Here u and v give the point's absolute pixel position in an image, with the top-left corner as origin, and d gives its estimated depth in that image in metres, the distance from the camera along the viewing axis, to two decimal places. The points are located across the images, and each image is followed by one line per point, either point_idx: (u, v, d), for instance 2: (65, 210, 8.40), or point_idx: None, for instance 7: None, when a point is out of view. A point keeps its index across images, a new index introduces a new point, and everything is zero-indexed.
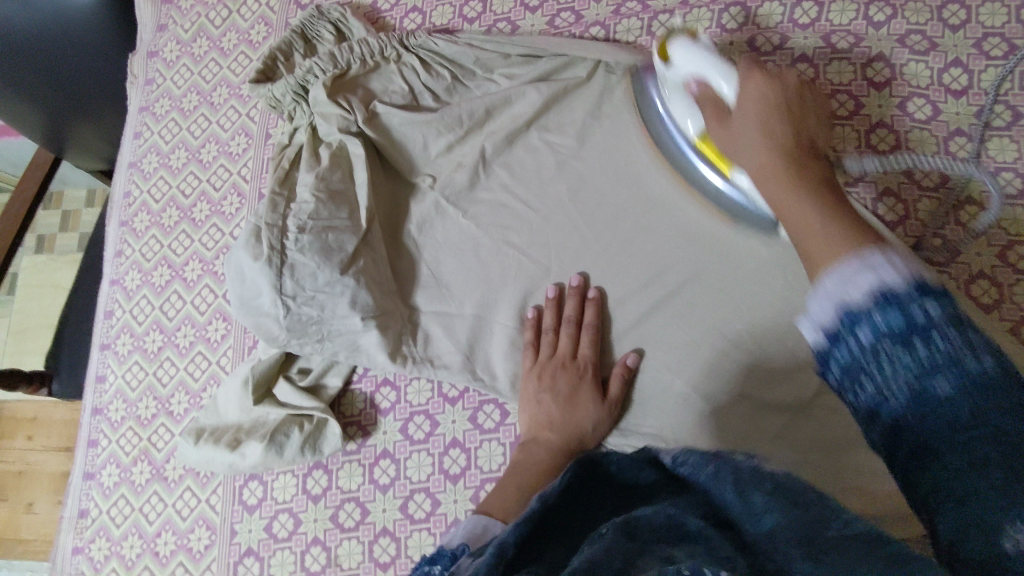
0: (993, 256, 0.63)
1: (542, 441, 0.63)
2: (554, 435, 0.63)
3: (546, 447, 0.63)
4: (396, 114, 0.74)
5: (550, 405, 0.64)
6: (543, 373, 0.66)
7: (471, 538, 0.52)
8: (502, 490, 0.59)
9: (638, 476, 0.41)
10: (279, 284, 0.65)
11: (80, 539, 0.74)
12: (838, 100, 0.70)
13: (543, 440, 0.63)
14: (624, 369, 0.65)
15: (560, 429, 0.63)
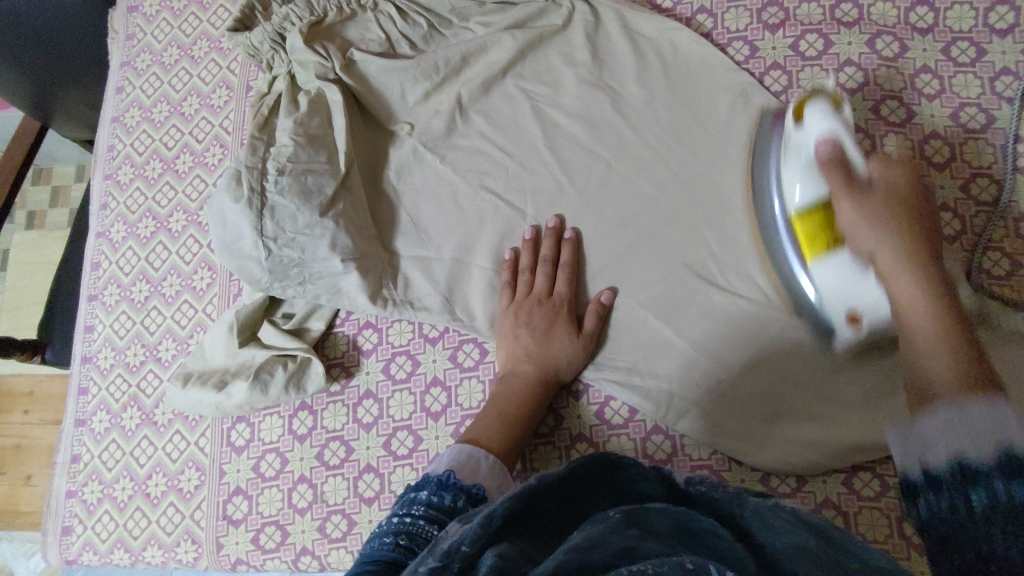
0: (957, 188, 0.65)
1: (519, 373, 0.65)
2: (531, 369, 0.65)
3: (523, 381, 0.65)
4: (373, 61, 0.75)
5: (526, 339, 0.66)
6: (520, 310, 0.68)
7: (455, 465, 0.55)
8: (482, 422, 0.62)
9: (647, 489, 0.50)
10: (260, 226, 0.67)
11: (72, 483, 0.76)
12: (809, 39, 0.72)
13: (521, 373, 0.65)
14: (598, 304, 0.67)
15: (537, 363, 0.65)
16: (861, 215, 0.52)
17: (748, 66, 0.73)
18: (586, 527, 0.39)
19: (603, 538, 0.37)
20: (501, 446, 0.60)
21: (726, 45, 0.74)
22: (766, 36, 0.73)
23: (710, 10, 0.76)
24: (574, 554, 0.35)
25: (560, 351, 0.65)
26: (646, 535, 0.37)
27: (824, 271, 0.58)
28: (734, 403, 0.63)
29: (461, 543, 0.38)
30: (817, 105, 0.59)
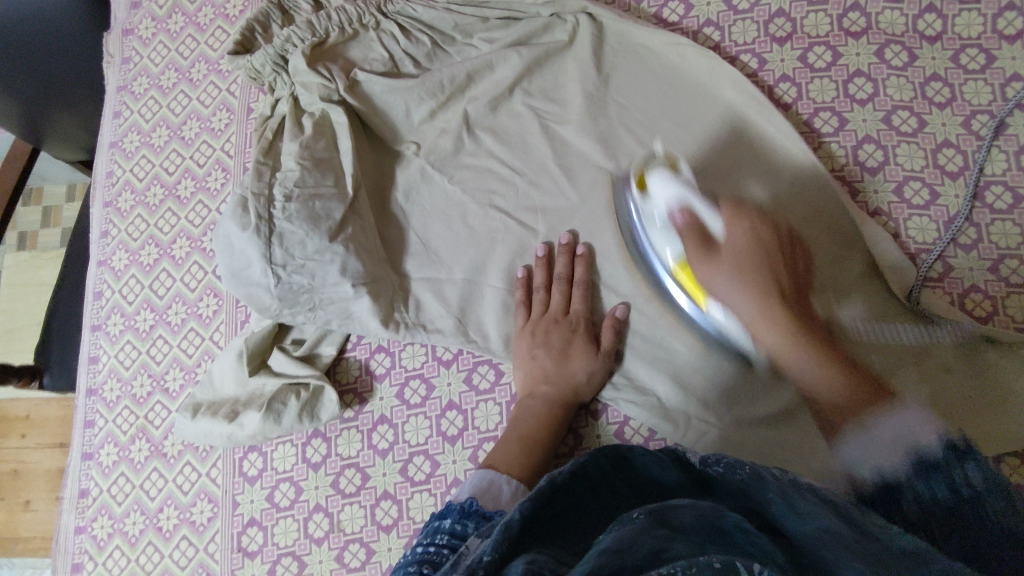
0: (970, 196, 0.65)
1: (538, 395, 0.64)
2: (547, 388, 0.64)
3: (540, 400, 0.64)
4: (378, 81, 0.74)
5: (543, 359, 0.65)
6: (536, 329, 0.67)
7: (476, 492, 0.55)
8: (504, 447, 0.61)
9: (661, 475, 0.50)
10: (268, 253, 0.66)
11: (81, 518, 0.74)
12: (817, 50, 0.71)
13: (540, 394, 0.64)
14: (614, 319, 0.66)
15: (553, 381, 0.64)
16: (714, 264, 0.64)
17: (758, 78, 0.73)
18: (614, 529, 0.38)
19: (633, 539, 0.35)
20: (526, 473, 0.59)
21: (734, 57, 0.74)
22: (773, 48, 0.73)
23: (716, 23, 0.75)
24: (607, 555, 0.34)
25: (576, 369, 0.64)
26: (675, 534, 0.36)
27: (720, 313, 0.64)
28: (752, 424, 0.63)
29: (482, 554, 0.36)
30: (656, 175, 0.67)
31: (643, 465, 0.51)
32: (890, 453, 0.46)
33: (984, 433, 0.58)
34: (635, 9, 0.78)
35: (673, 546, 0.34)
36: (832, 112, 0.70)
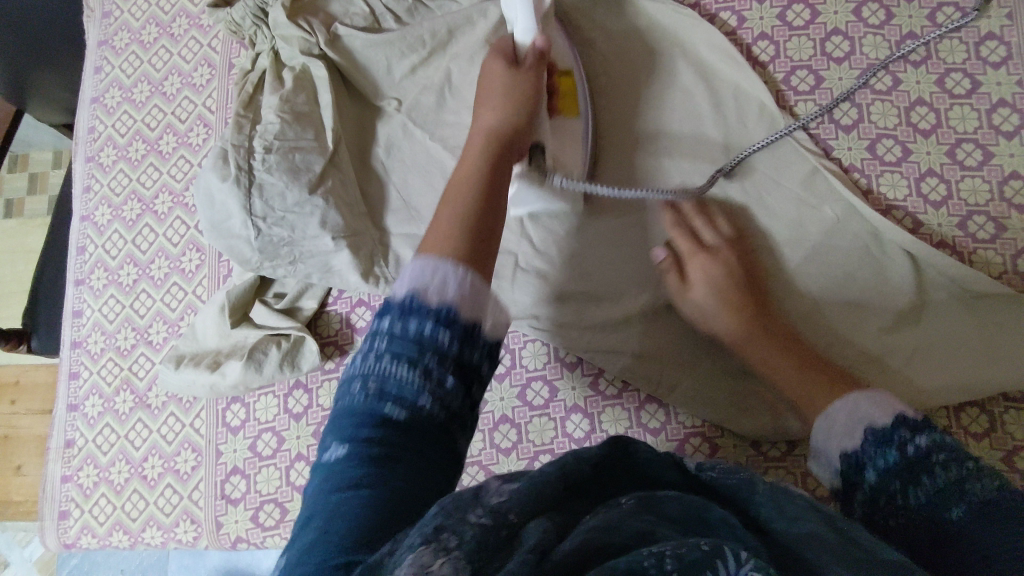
0: (941, 154, 0.66)
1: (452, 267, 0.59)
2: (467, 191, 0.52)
3: (453, 215, 0.50)
4: (359, 37, 0.73)
5: None
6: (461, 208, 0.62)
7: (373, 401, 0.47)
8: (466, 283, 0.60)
9: (662, 472, 0.47)
10: (248, 205, 0.66)
11: (67, 467, 0.75)
12: (796, 8, 0.72)
13: None
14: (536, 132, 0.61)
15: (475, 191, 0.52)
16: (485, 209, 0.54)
17: (737, 36, 0.73)
18: (598, 512, 0.39)
19: (616, 522, 0.37)
20: None
21: (714, 15, 0.74)
22: (753, 6, 0.73)
23: None
24: (594, 531, 0.36)
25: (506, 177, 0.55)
26: (661, 519, 0.37)
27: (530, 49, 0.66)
28: (726, 377, 0.65)
29: None
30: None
31: (643, 461, 0.48)
32: (848, 436, 0.52)
33: (959, 379, 0.61)
34: None
35: (658, 531, 0.36)
36: (810, 70, 0.70)
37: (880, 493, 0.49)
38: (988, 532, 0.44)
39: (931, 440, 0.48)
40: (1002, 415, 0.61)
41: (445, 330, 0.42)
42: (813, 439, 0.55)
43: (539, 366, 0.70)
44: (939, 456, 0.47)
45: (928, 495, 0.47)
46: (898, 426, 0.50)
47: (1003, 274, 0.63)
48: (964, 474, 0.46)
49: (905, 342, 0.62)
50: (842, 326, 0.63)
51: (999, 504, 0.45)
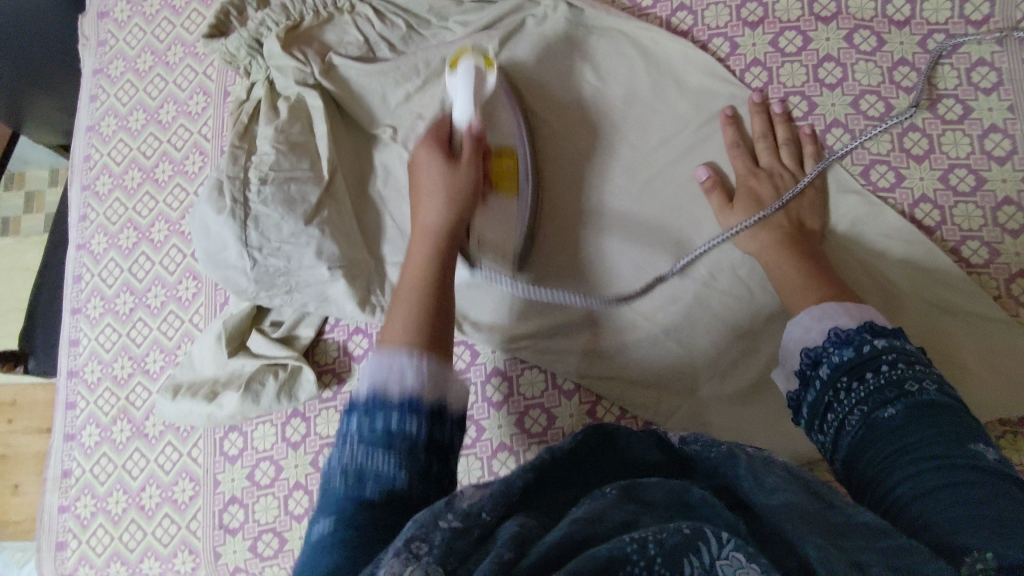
0: (934, 179, 0.67)
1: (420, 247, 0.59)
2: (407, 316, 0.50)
3: (398, 332, 0.48)
4: (354, 67, 0.74)
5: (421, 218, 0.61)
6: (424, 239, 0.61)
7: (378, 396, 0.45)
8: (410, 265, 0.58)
9: (644, 454, 0.47)
10: (244, 236, 0.67)
11: (64, 498, 0.75)
12: (788, 34, 0.72)
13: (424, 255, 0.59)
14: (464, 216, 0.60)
15: (421, 292, 0.53)
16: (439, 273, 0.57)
17: (729, 63, 0.73)
18: (583, 502, 0.38)
19: (604, 508, 0.37)
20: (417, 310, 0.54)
21: (706, 42, 0.75)
22: (745, 32, 0.73)
23: (689, 7, 0.75)
24: (579, 522, 0.35)
25: (433, 271, 0.55)
26: (642, 509, 0.37)
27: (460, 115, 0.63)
28: (725, 403, 0.66)
29: (484, 513, 0.37)
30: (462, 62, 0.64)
31: (626, 444, 0.46)
32: (814, 335, 0.53)
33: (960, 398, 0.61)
34: None
35: (641, 520, 0.36)
36: (802, 96, 0.71)
37: (831, 388, 0.49)
38: (935, 426, 0.42)
39: (889, 344, 0.48)
40: (998, 439, 0.61)
41: (411, 417, 0.42)
42: (783, 342, 0.57)
43: (535, 394, 0.69)
44: (888, 358, 0.47)
45: (868, 392, 0.46)
46: (864, 331, 0.50)
47: (997, 299, 0.64)
48: (905, 374, 0.45)
49: None
50: None
51: (937, 405, 0.43)
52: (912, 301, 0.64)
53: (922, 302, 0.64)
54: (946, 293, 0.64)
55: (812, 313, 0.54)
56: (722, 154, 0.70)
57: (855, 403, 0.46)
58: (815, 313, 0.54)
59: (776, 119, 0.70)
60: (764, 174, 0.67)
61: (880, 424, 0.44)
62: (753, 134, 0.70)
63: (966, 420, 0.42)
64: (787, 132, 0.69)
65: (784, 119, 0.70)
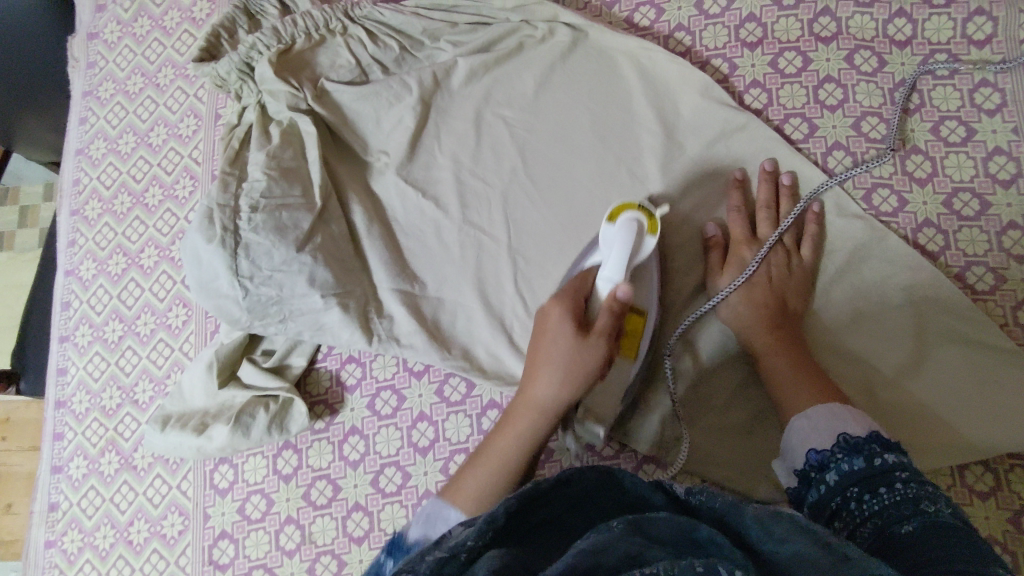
0: (938, 204, 0.65)
1: (551, 328, 0.57)
2: (485, 471, 0.54)
3: (500, 449, 0.55)
4: (346, 91, 0.73)
5: (555, 348, 0.56)
6: (545, 328, 0.58)
7: None
8: (546, 351, 0.57)
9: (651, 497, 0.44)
10: (235, 266, 0.65)
11: (51, 532, 0.73)
12: (788, 55, 0.71)
13: (541, 379, 0.56)
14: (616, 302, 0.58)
15: (557, 374, 0.56)
16: (573, 351, 0.56)
17: (728, 85, 0.72)
18: (589, 535, 0.36)
19: (606, 541, 0.35)
20: (551, 392, 0.56)
21: (705, 63, 0.73)
22: (744, 53, 0.72)
23: (687, 27, 0.74)
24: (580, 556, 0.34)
25: (582, 363, 0.55)
26: (651, 543, 0.35)
27: (615, 232, 0.60)
28: (728, 431, 0.64)
29: (466, 539, 0.39)
30: (628, 217, 0.60)
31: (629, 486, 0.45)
32: (823, 437, 0.53)
33: (961, 449, 0.60)
34: (606, 13, 0.77)
35: (648, 555, 0.34)
36: (803, 118, 0.70)
37: (840, 494, 0.49)
38: (941, 542, 0.41)
39: (898, 458, 0.48)
40: (1008, 474, 0.59)
41: None
42: (787, 437, 0.56)
43: None
44: (902, 474, 0.47)
45: (882, 506, 0.46)
46: (873, 441, 0.50)
47: (1004, 327, 0.62)
48: (920, 494, 0.45)
49: (907, 403, 0.62)
50: (872, 361, 0.63)
51: (952, 526, 0.42)
52: (927, 349, 0.62)
53: (938, 348, 0.62)
54: (959, 340, 0.62)
55: (817, 413, 0.54)
56: (724, 214, 0.69)
57: (869, 513, 0.46)
58: (825, 411, 0.54)
59: (783, 190, 0.67)
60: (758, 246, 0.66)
61: (897, 539, 0.43)
62: (757, 200, 0.68)
63: (978, 543, 0.40)
64: (791, 208, 0.67)
65: (792, 191, 0.67)
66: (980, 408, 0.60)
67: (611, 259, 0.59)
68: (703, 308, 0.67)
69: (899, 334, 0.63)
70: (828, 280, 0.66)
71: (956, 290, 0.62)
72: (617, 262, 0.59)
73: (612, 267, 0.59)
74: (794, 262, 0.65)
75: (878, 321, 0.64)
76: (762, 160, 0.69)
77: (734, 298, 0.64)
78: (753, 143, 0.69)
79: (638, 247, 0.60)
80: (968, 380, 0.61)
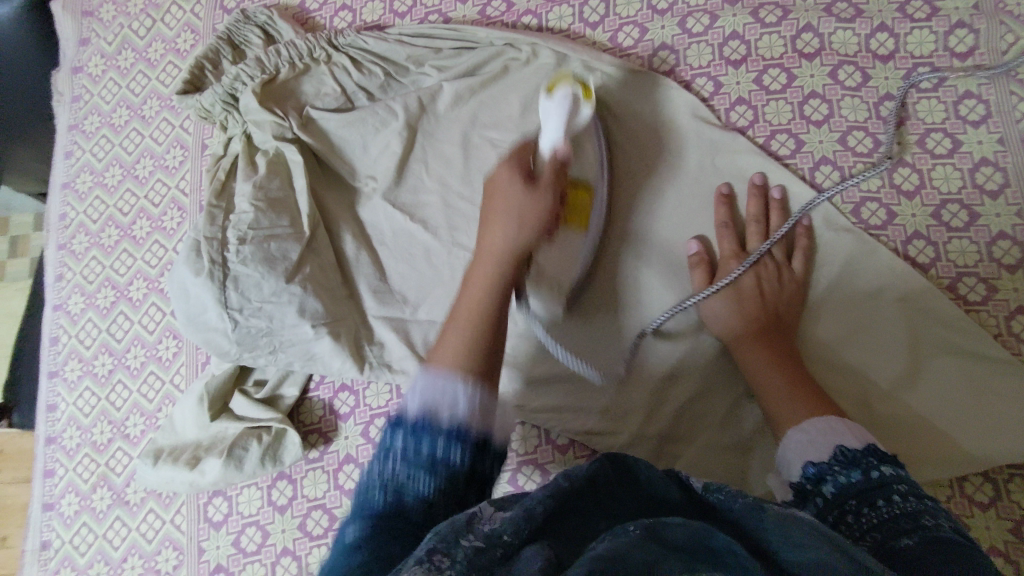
0: (927, 215, 0.65)
1: (512, 195, 0.57)
2: (462, 326, 0.50)
3: (464, 315, 0.51)
4: (332, 118, 0.73)
5: (512, 198, 0.57)
6: (495, 190, 0.58)
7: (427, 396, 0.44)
8: (509, 192, 0.57)
9: (666, 490, 0.45)
10: (224, 298, 0.65)
11: (43, 571, 0.72)
12: (771, 72, 0.71)
13: (500, 233, 0.56)
14: (557, 157, 0.60)
15: (512, 220, 0.56)
16: (529, 189, 0.57)
17: (713, 103, 0.72)
18: (605, 538, 0.37)
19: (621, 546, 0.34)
20: (509, 231, 0.55)
21: (690, 82, 0.74)
22: (728, 71, 0.72)
23: (671, 46, 0.74)
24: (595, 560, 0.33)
25: (535, 211, 0.56)
26: (665, 549, 0.34)
27: (561, 96, 0.62)
28: (724, 450, 0.64)
29: (504, 532, 0.37)
30: (563, 88, 0.62)
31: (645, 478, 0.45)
32: (817, 450, 0.53)
33: (959, 462, 0.60)
34: (589, 35, 0.77)
35: (662, 561, 0.33)
36: (789, 134, 0.70)
37: (836, 508, 0.48)
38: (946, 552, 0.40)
39: (896, 472, 0.48)
40: (1008, 485, 0.59)
41: (457, 444, 0.42)
42: (782, 452, 0.56)
43: (528, 450, 0.68)
44: (899, 488, 0.47)
45: (881, 519, 0.45)
46: (869, 453, 0.50)
47: (997, 337, 0.62)
48: (918, 508, 0.45)
49: (903, 416, 0.62)
50: (866, 374, 0.63)
51: (951, 541, 0.42)
52: (921, 360, 0.62)
53: (933, 359, 0.62)
54: (953, 352, 0.62)
55: (811, 425, 0.55)
56: (711, 229, 0.69)
57: (865, 529, 0.46)
58: (822, 426, 0.54)
59: (773, 204, 0.67)
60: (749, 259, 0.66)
61: (896, 553, 0.42)
62: (746, 216, 0.68)
63: (977, 557, 0.40)
64: (781, 222, 0.67)
65: (781, 206, 0.67)
66: (977, 420, 0.60)
67: (551, 119, 0.62)
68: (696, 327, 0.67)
69: (893, 346, 0.63)
70: (819, 294, 0.66)
71: (949, 303, 0.62)
72: (562, 107, 0.61)
73: (555, 127, 0.61)
74: (785, 275, 0.65)
75: (871, 333, 0.64)
76: (750, 175, 0.69)
77: (725, 314, 0.64)
78: (748, 159, 0.69)
79: (579, 105, 0.63)
80: (963, 392, 0.61)
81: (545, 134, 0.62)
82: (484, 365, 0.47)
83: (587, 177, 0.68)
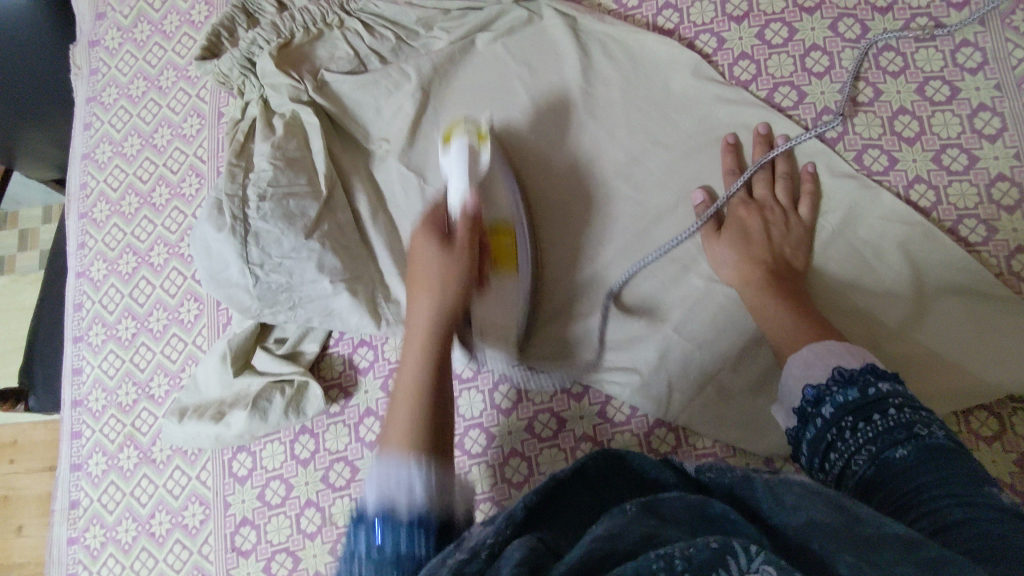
0: (928, 160, 0.67)
1: (420, 307, 0.58)
2: (406, 406, 0.50)
3: (409, 376, 0.52)
4: (346, 81, 0.75)
5: (428, 266, 0.59)
6: (415, 251, 0.61)
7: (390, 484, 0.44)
8: (426, 271, 0.59)
9: (659, 474, 0.46)
10: (246, 254, 0.67)
11: (73, 529, 0.74)
12: (774, 26, 0.73)
13: (420, 271, 0.59)
14: (467, 210, 0.61)
15: (433, 293, 0.58)
16: (431, 247, 0.60)
17: (716, 59, 0.74)
18: (603, 520, 0.37)
19: (623, 526, 0.35)
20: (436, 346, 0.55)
21: (693, 39, 0.76)
22: (731, 27, 0.74)
23: (675, 5, 0.76)
24: (598, 541, 0.34)
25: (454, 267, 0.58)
26: (666, 523, 0.36)
27: (457, 151, 0.64)
28: (736, 393, 0.66)
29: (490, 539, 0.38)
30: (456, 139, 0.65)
31: (639, 466, 0.47)
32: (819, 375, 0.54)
33: (963, 396, 0.61)
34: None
35: (663, 534, 0.34)
36: (792, 86, 0.72)
37: (835, 426, 0.50)
38: (941, 471, 0.43)
39: (892, 387, 0.50)
40: (1012, 417, 0.61)
41: None
42: (783, 378, 0.58)
43: (545, 398, 0.70)
44: (896, 401, 0.49)
45: (876, 432, 0.47)
46: (867, 372, 0.51)
47: (998, 275, 0.64)
48: (913, 419, 0.47)
49: (908, 354, 0.63)
50: (869, 313, 0.65)
51: (945, 449, 0.44)
52: (926, 300, 0.64)
53: (937, 298, 0.64)
54: (957, 291, 0.64)
55: (809, 351, 0.56)
56: (718, 178, 0.71)
57: (863, 441, 0.48)
58: (819, 348, 0.56)
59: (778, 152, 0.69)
60: (755, 205, 0.68)
61: (893, 466, 0.45)
62: (752, 165, 0.70)
63: (973, 470, 0.43)
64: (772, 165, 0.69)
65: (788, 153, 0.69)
66: (981, 353, 0.62)
67: (454, 168, 0.64)
68: (704, 273, 0.69)
69: (898, 287, 0.65)
70: (824, 239, 0.68)
71: (954, 245, 0.64)
72: (459, 167, 0.63)
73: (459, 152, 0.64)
74: (791, 220, 0.67)
75: (875, 274, 0.65)
76: (754, 125, 0.70)
77: (732, 256, 0.66)
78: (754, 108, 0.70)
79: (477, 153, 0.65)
80: (967, 328, 0.63)
81: (452, 179, 0.64)
82: (431, 449, 0.47)
83: (507, 218, 0.69)
